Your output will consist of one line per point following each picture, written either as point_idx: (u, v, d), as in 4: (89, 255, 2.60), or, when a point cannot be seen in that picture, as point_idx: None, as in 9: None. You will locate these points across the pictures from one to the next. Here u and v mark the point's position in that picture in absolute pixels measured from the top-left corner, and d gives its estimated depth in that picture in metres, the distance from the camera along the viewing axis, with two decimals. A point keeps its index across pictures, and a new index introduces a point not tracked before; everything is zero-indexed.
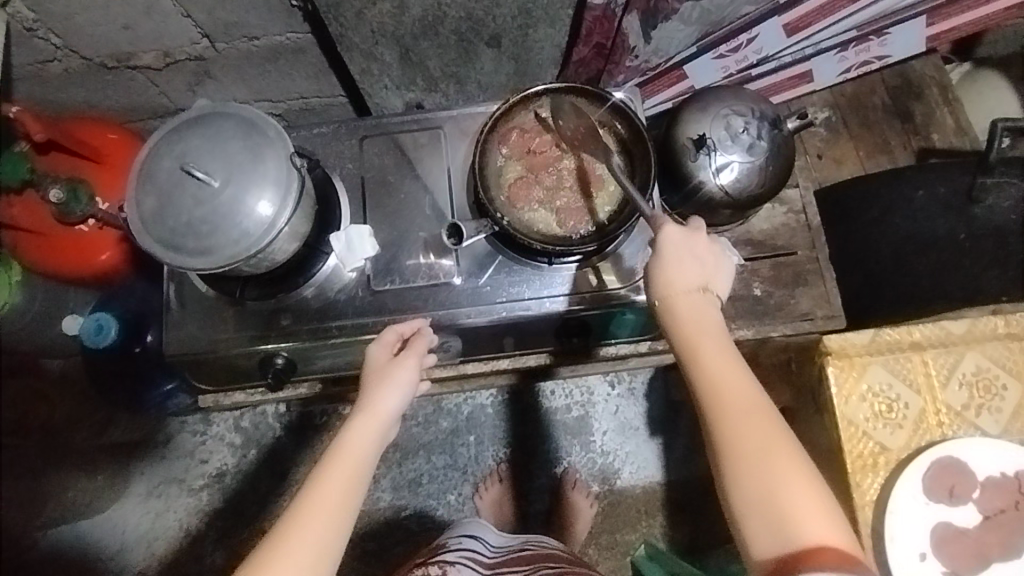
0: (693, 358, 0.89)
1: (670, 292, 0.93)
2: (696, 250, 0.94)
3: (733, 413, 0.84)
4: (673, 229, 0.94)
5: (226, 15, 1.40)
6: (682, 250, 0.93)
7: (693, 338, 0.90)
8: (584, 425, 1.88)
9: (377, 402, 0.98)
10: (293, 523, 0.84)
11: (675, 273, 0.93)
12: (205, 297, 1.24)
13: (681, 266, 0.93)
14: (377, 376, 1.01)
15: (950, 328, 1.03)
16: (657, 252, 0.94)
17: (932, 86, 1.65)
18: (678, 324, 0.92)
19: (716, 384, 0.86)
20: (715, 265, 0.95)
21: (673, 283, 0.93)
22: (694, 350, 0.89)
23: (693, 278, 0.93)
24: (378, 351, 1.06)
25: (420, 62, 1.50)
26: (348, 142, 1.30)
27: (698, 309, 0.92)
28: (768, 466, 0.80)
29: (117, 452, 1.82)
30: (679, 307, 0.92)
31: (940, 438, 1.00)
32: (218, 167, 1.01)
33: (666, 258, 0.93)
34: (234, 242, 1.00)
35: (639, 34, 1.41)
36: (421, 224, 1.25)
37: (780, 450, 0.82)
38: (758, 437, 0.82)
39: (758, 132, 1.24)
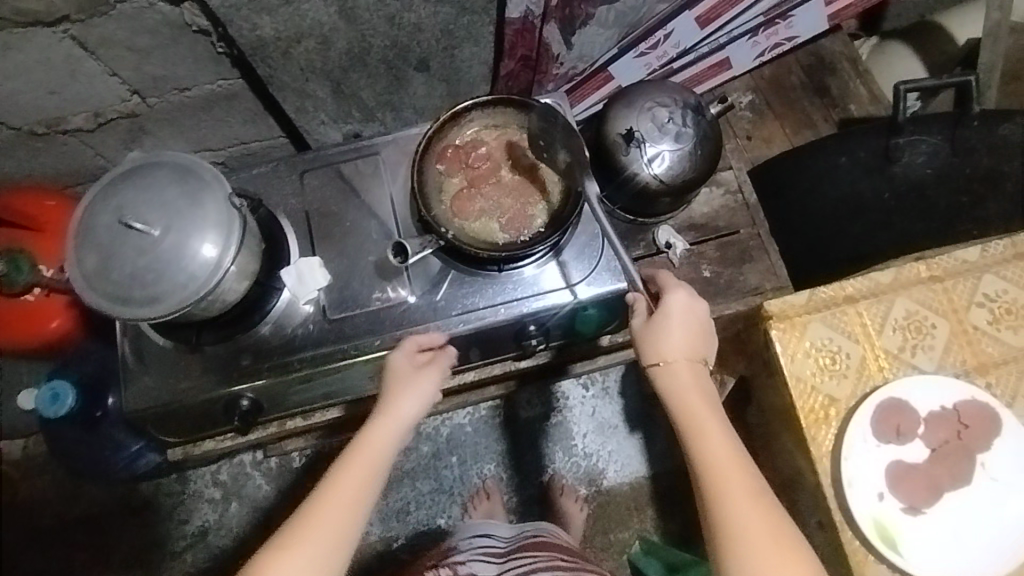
0: (697, 429, 0.91)
1: (669, 357, 0.97)
2: (694, 322, 1.00)
3: (735, 484, 0.86)
4: (681, 296, 1.00)
5: (154, 69, 1.41)
6: (683, 322, 0.99)
7: (693, 413, 0.93)
8: (564, 431, 1.89)
9: (394, 405, 1.00)
10: (318, 510, 0.86)
11: (674, 343, 0.97)
12: (164, 349, 1.23)
13: (682, 334, 0.98)
14: (401, 380, 1.04)
15: (879, 278, 1.07)
16: (659, 317, 0.99)
17: (843, 60, 1.74)
18: (676, 393, 0.96)
19: (715, 457, 0.88)
20: (709, 340, 1.01)
21: (672, 352, 0.97)
22: (695, 421, 0.93)
23: (689, 349, 0.98)
24: (400, 357, 1.08)
25: (354, 94, 1.53)
26: (288, 178, 1.31)
27: (695, 379, 0.97)
28: (772, 546, 0.81)
29: (90, 525, 1.76)
30: (676, 376, 0.96)
31: (884, 381, 1.04)
32: (156, 215, 1.01)
33: (668, 326, 0.99)
34: (182, 288, 1.00)
35: (560, 42, 1.46)
36: (370, 249, 1.26)
37: (784, 532, 0.83)
38: (761, 511, 0.84)
39: (683, 120, 1.30)
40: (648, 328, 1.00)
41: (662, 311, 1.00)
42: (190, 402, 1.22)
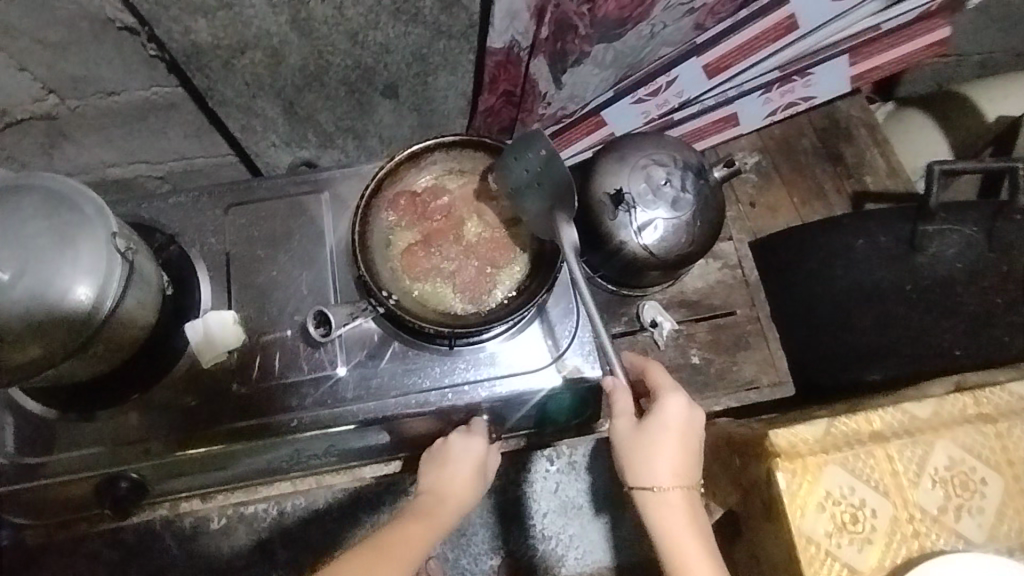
0: (682, 563, 0.83)
1: (661, 482, 0.89)
2: (686, 440, 0.92)
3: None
4: (677, 406, 0.92)
5: (72, 68, 1.19)
6: (679, 439, 0.91)
7: (684, 548, 0.85)
8: (520, 510, 1.60)
9: (457, 489, 0.99)
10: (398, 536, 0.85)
11: (664, 465, 0.89)
12: (37, 415, 1.01)
13: (674, 455, 0.90)
14: (457, 467, 1.02)
15: (915, 413, 0.86)
16: (650, 432, 0.91)
17: (859, 126, 1.60)
18: (663, 524, 0.87)
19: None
20: (701, 462, 0.93)
21: (665, 475, 0.89)
22: (681, 556, 0.84)
23: (682, 472, 0.90)
24: (455, 441, 1.05)
25: (309, 116, 1.33)
26: (211, 212, 1.10)
27: (687, 507, 0.89)
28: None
29: None
30: (669, 504, 0.88)
31: (918, 552, 0.82)
32: (10, 257, 0.80)
33: (659, 442, 0.90)
34: (38, 347, 0.80)
35: (549, 78, 1.27)
36: (297, 306, 1.05)
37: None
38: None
39: (682, 183, 1.11)
40: (639, 444, 0.91)
41: (656, 423, 0.92)
42: (61, 476, 1.01)
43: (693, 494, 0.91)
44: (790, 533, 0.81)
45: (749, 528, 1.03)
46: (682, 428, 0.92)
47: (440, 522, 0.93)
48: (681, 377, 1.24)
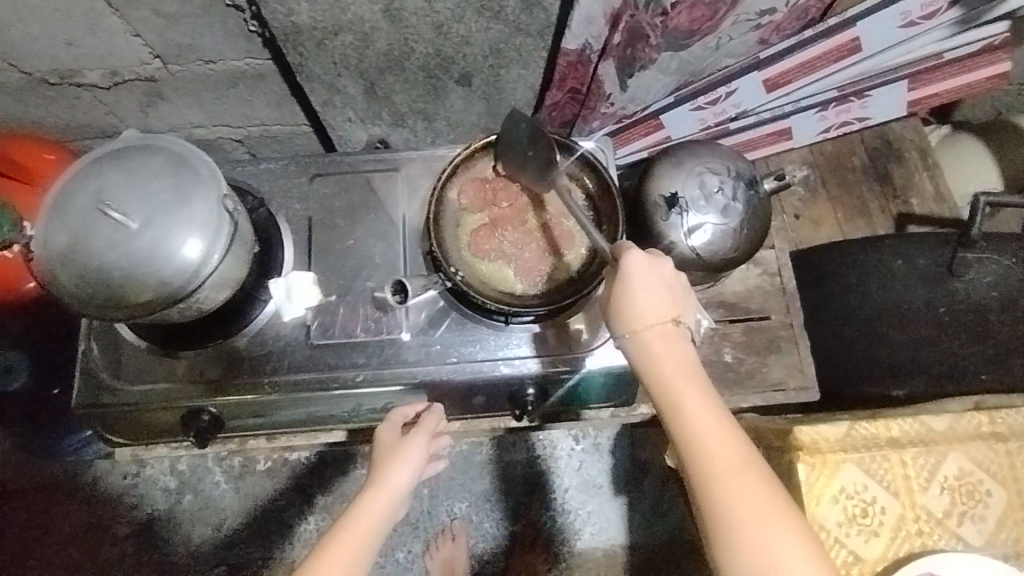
0: (673, 404, 0.83)
1: (638, 325, 0.87)
2: (657, 283, 0.89)
3: (716, 459, 0.78)
4: (636, 257, 0.89)
5: (180, 36, 1.29)
6: (645, 285, 0.88)
7: (674, 387, 0.84)
8: (544, 482, 1.69)
9: (389, 479, 1.03)
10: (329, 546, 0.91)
11: (639, 311, 0.87)
12: (134, 345, 1.14)
13: (650, 296, 0.88)
14: (389, 454, 1.07)
15: (932, 425, 0.94)
16: (624, 280, 0.89)
17: (912, 148, 1.65)
18: (650, 363, 0.86)
19: (702, 433, 0.80)
20: (682, 297, 0.90)
21: (641, 318, 0.87)
22: (670, 395, 0.83)
23: (660, 310, 0.87)
24: (388, 428, 1.12)
25: (386, 96, 1.42)
26: (297, 179, 1.22)
27: (670, 343, 0.87)
28: (756, 528, 0.74)
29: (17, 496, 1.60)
30: (649, 347, 0.87)
31: (920, 549, 0.90)
32: (138, 207, 0.92)
33: (630, 290, 0.88)
34: (152, 290, 0.91)
35: (616, 81, 1.35)
36: (369, 274, 1.16)
37: (775, 511, 0.75)
38: (750, 491, 0.76)
39: (733, 192, 1.18)
40: (615, 294, 0.90)
41: (620, 279, 0.89)
42: (146, 406, 1.13)
43: (676, 328, 0.88)
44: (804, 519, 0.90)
45: None
46: (655, 268, 0.89)
47: (376, 514, 0.97)
48: (714, 373, 1.31)
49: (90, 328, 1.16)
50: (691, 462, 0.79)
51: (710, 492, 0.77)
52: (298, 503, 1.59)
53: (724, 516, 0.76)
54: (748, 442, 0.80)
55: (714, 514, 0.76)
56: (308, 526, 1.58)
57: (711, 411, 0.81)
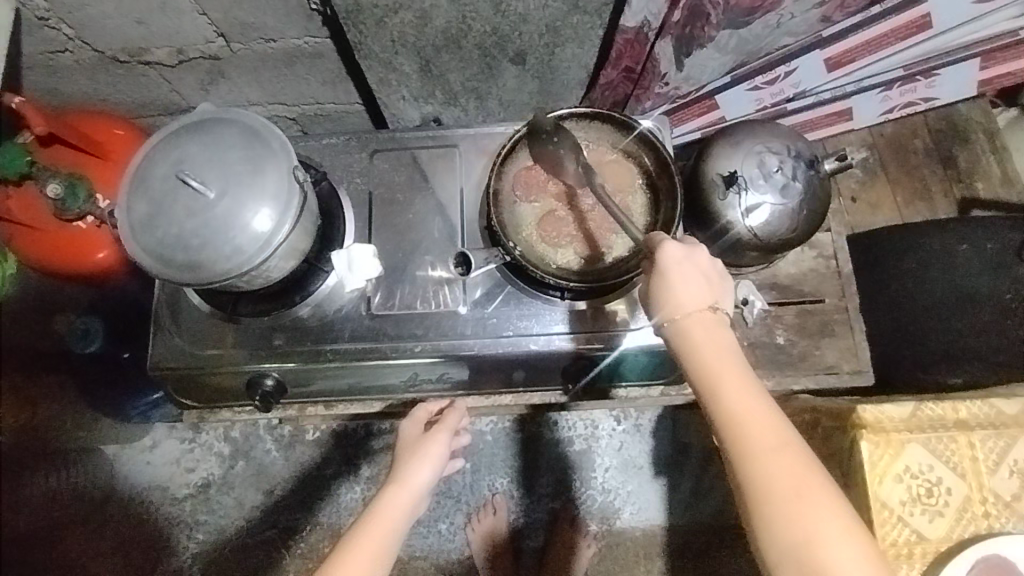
0: (712, 391, 0.81)
1: (676, 312, 0.85)
2: (695, 273, 0.87)
3: (754, 444, 0.76)
4: (673, 247, 0.87)
5: (244, 15, 1.27)
6: (684, 274, 0.86)
7: (713, 374, 0.81)
8: (585, 461, 1.70)
9: (410, 471, 1.06)
10: (356, 533, 0.94)
11: (677, 297, 0.85)
12: (199, 310, 1.19)
13: (685, 285, 0.86)
14: (411, 449, 1.11)
15: (1002, 408, 0.94)
16: (659, 270, 0.88)
17: (978, 131, 1.61)
18: (688, 352, 0.84)
19: (743, 419, 0.78)
20: (720, 284, 0.88)
21: (679, 306, 0.85)
22: (709, 382, 0.81)
23: (699, 299, 0.85)
24: (410, 427, 1.16)
25: (441, 75, 1.36)
26: (357, 155, 1.25)
27: (709, 331, 0.85)
28: (799, 511, 0.72)
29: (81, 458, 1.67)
30: (688, 335, 0.85)
31: (987, 531, 0.90)
32: (215, 178, 0.96)
33: (669, 279, 0.86)
34: (226, 258, 0.94)
35: (671, 60, 1.31)
36: (428, 247, 1.20)
37: (819, 494, 0.73)
38: (792, 475, 0.74)
39: (793, 172, 1.17)
40: (651, 284, 0.89)
41: (658, 267, 0.87)
42: (211, 370, 1.18)
43: (714, 316, 0.86)
44: (867, 497, 0.91)
45: None
46: (690, 257, 0.88)
47: (399, 505, 1.00)
48: (765, 354, 1.31)
49: (160, 294, 1.21)
50: (731, 447, 0.77)
51: (750, 474, 0.75)
52: (344, 472, 1.65)
53: (764, 498, 0.74)
54: (789, 428, 0.78)
55: (754, 496, 0.74)
56: (352, 495, 1.64)
57: (750, 399, 0.79)
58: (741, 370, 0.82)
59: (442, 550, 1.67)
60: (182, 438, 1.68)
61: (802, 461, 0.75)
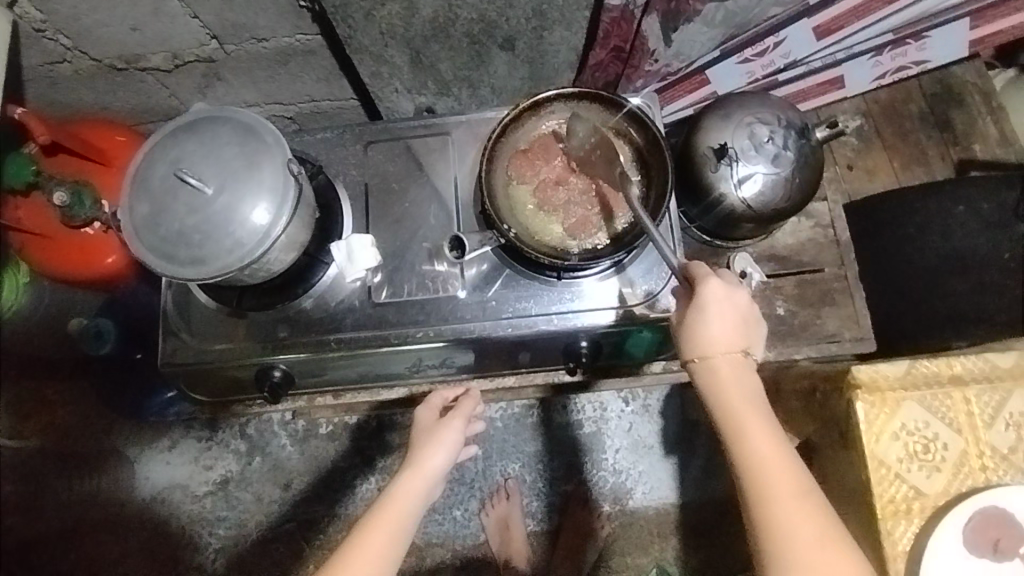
0: (738, 433, 0.82)
1: (706, 350, 0.87)
2: (730, 314, 0.88)
3: (777, 489, 0.78)
4: (715, 284, 0.88)
5: (234, 15, 1.28)
6: (721, 315, 0.88)
7: (740, 418, 0.83)
8: (595, 443, 1.71)
9: (426, 457, 1.07)
10: (373, 517, 0.96)
11: (711, 338, 0.87)
12: (206, 307, 1.22)
13: (723, 327, 0.87)
14: (426, 434, 1.12)
15: (997, 362, 0.98)
16: (696, 307, 0.88)
17: (974, 92, 1.60)
18: (718, 389, 0.86)
19: (767, 465, 0.79)
20: (753, 330, 0.89)
21: (710, 345, 0.87)
22: (736, 422, 0.83)
23: (730, 341, 0.87)
24: (425, 413, 1.18)
25: (431, 65, 1.36)
26: (352, 147, 1.27)
27: (739, 372, 0.87)
28: (814, 562, 0.74)
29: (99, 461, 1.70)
30: (716, 373, 0.87)
31: (984, 484, 0.95)
32: (213, 176, 0.98)
33: (706, 316, 0.88)
34: (228, 252, 0.96)
35: (659, 37, 1.30)
36: (425, 234, 1.22)
37: (833, 547, 0.75)
38: (810, 526, 0.76)
39: (785, 141, 1.17)
40: (685, 318, 0.90)
41: (697, 302, 0.89)
42: (220, 365, 1.21)
43: (745, 359, 0.88)
44: (866, 457, 0.95)
45: (833, 463, 1.12)
46: (728, 299, 0.88)
47: (414, 492, 1.02)
48: (767, 326, 1.32)
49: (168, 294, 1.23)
50: (752, 490, 0.79)
51: (767, 518, 0.77)
52: (359, 464, 1.68)
53: (780, 543, 0.75)
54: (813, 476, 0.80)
55: (772, 539, 0.76)
56: (368, 485, 1.67)
57: (777, 446, 0.81)
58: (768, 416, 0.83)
59: (458, 536, 1.70)
60: (200, 437, 1.71)
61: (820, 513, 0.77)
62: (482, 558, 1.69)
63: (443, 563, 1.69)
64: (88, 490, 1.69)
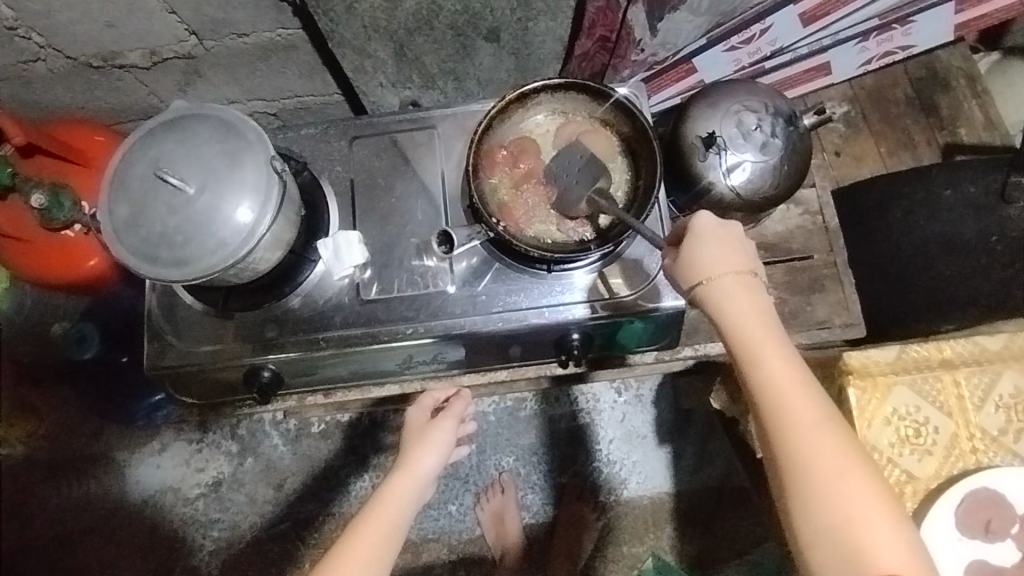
0: (753, 362, 0.81)
1: (709, 276, 0.86)
2: (728, 241, 0.88)
3: (794, 417, 0.77)
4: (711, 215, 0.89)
5: (213, 11, 1.26)
6: (719, 240, 0.87)
7: (752, 344, 0.81)
8: (588, 434, 1.71)
9: (417, 458, 1.07)
10: (365, 519, 0.96)
11: (715, 266, 0.86)
12: (192, 309, 1.20)
13: (724, 254, 0.87)
14: (417, 436, 1.12)
15: (986, 345, 0.99)
16: (697, 236, 0.88)
17: (959, 77, 1.61)
18: (726, 317, 0.84)
19: (781, 390, 0.78)
20: (755, 258, 0.89)
21: (714, 271, 0.86)
22: (748, 349, 0.81)
23: (733, 265, 0.86)
24: (416, 413, 1.18)
25: (415, 58, 1.34)
26: (337, 143, 1.26)
27: (746, 295, 0.85)
28: (838, 488, 0.73)
29: (88, 465, 1.68)
30: (723, 300, 0.85)
31: (975, 466, 0.96)
32: (194, 173, 0.96)
33: (707, 244, 0.87)
34: (212, 252, 0.95)
35: (645, 26, 1.28)
36: (413, 230, 1.21)
37: (853, 470, 0.74)
38: (829, 449, 0.75)
39: (772, 129, 1.17)
40: (686, 249, 0.89)
41: (693, 233, 0.88)
42: (208, 366, 1.19)
43: (753, 284, 0.87)
44: (858, 441, 0.96)
45: None
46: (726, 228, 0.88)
47: (405, 494, 1.01)
48: None
49: (153, 295, 1.21)
50: (771, 422, 0.78)
51: (788, 447, 0.76)
52: (352, 462, 1.67)
53: (801, 469, 0.75)
54: (830, 403, 0.80)
55: (793, 468, 0.75)
56: (362, 483, 1.66)
57: (790, 372, 0.79)
58: (780, 339, 0.82)
59: (454, 532, 1.70)
60: (190, 439, 1.69)
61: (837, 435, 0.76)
62: (478, 553, 1.68)
63: (439, 559, 1.69)
64: (78, 495, 1.67)
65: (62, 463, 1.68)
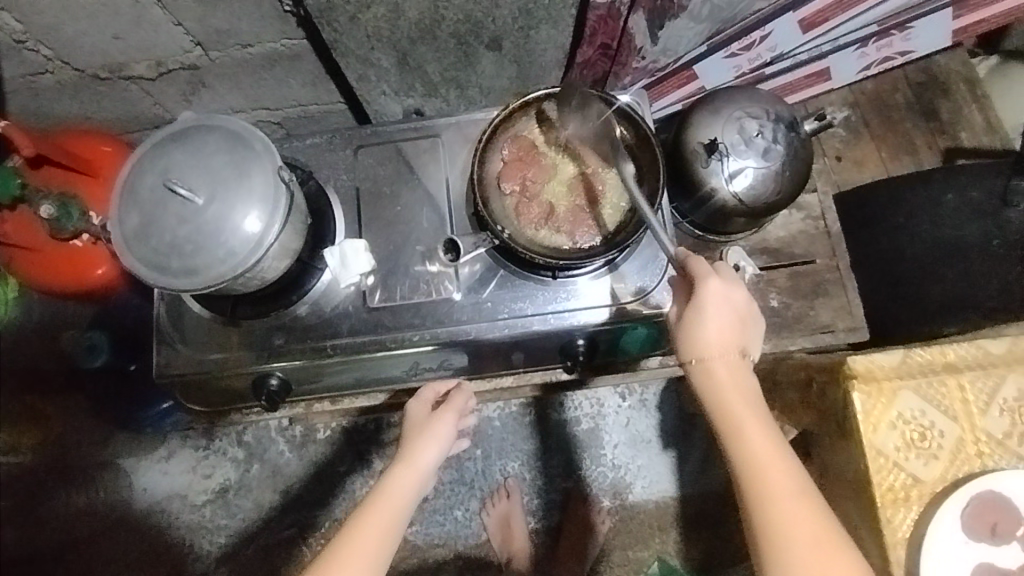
0: (736, 430, 0.85)
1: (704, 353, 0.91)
2: (727, 317, 0.92)
3: (772, 479, 0.81)
4: (714, 284, 0.91)
5: (217, 22, 1.27)
6: (716, 317, 0.91)
7: (736, 415, 0.87)
8: (593, 439, 1.72)
9: (416, 452, 1.06)
10: (362, 516, 0.95)
11: (708, 341, 0.91)
12: (199, 318, 1.21)
13: (719, 329, 0.91)
14: (417, 429, 1.12)
15: (990, 349, 1.00)
16: (697, 308, 0.92)
17: (958, 80, 1.62)
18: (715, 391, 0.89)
19: (759, 456, 0.83)
20: (749, 334, 0.93)
21: (706, 345, 0.91)
22: (732, 420, 0.86)
23: (725, 342, 0.91)
24: (416, 407, 1.17)
25: (419, 67, 1.35)
26: (342, 152, 1.27)
27: (734, 375, 0.90)
28: (808, 547, 0.77)
29: (95, 474, 1.69)
30: (713, 373, 0.90)
31: (981, 469, 0.96)
32: (201, 184, 0.97)
33: (705, 316, 0.91)
34: (221, 261, 0.96)
35: (645, 33, 1.29)
36: (419, 237, 1.22)
37: (822, 532, 0.78)
38: (801, 509, 0.79)
39: (774, 135, 1.18)
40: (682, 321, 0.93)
41: (695, 304, 0.92)
42: (216, 374, 1.20)
43: (743, 364, 0.92)
44: (864, 446, 0.97)
45: (833, 454, 1.13)
46: (726, 296, 0.92)
47: (404, 490, 1.01)
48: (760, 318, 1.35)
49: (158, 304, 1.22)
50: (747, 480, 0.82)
51: (762, 504, 0.80)
52: (357, 467, 1.67)
53: (773, 528, 0.79)
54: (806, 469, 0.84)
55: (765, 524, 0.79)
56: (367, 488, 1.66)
57: (771, 441, 0.84)
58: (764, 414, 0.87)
59: (460, 537, 1.70)
60: (197, 446, 1.70)
61: (809, 497, 0.80)
62: (484, 557, 1.69)
63: (445, 564, 1.69)
64: (85, 502, 1.68)
65: (68, 471, 1.68)
